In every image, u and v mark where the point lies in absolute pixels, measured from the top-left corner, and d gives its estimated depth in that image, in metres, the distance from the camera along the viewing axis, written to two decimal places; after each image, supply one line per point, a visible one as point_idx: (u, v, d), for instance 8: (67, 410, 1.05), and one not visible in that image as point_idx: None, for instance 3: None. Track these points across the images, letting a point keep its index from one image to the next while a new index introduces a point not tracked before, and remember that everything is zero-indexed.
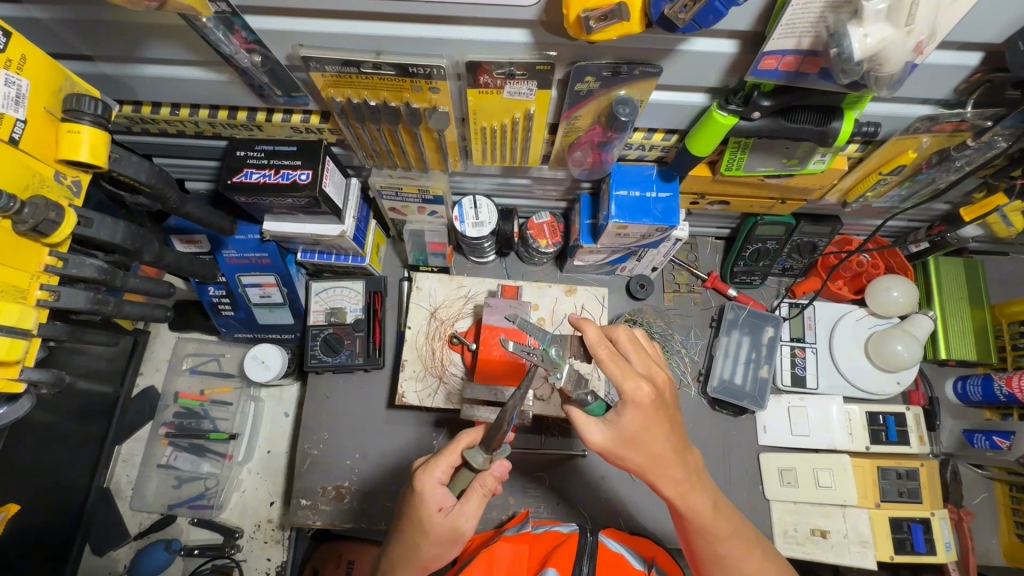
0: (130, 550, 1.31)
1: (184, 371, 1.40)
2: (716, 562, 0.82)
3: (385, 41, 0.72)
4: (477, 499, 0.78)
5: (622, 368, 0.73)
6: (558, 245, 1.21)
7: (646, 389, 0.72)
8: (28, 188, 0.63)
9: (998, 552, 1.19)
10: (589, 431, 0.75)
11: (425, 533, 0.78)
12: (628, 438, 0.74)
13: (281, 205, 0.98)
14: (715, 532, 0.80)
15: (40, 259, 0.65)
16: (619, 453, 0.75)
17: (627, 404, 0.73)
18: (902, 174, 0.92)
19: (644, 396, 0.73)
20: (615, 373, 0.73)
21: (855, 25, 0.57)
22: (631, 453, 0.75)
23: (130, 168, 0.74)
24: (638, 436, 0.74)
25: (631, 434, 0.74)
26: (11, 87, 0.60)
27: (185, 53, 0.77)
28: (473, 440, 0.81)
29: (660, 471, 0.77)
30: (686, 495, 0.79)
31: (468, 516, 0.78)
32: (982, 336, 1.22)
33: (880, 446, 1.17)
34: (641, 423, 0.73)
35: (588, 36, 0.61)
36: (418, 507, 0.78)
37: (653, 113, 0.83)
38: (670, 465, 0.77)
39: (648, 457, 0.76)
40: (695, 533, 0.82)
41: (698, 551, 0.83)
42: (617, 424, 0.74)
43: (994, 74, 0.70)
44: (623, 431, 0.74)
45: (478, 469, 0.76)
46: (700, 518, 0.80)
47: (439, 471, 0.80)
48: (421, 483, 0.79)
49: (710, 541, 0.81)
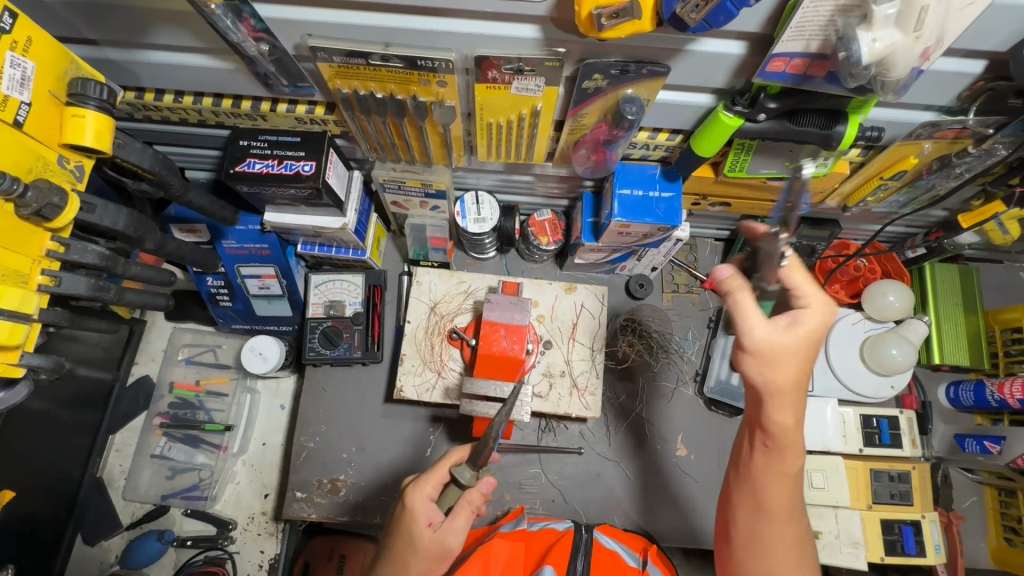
0: (122, 541, 1.30)
1: (180, 362, 1.39)
2: (758, 512, 0.76)
3: (394, 33, 0.72)
4: (466, 516, 0.79)
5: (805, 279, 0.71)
6: (559, 243, 1.21)
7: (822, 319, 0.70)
8: (31, 172, 0.62)
9: (986, 554, 1.22)
10: (753, 329, 0.70)
11: (415, 548, 0.77)
12: (788, 353, 0.69)
13: (283, 196, 0.97)
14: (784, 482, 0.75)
15: (42, 244, 0.65)
16: (768, 360, 0.70)
17: (807, 312, 0.70)
18: (902, 179, 0.93)
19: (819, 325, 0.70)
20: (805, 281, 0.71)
21: (864, 30, 0.57)
22: (787, 366, 0.70)
23: (133, 154, 0.74)
24: (779, 358, 0.69)
25: (775, 353, 0.69)
26: (16, 69, 0.60)
27: (191, 40, 0.76)
28: (462, 456, 0.83)
29: (777, 404, 0.72)
30: (793, 435, 0.73)
31: (457, 532, 0.78)
32: (975, 341, 1.23)
33: (873, 448, 1.19)
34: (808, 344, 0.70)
35: (599, 34, 0.61)
36: (408, 524, 0.78)
37: (659, 112, 0.84)
38: (787, 402, 0.71)
39: (789, 380, 0.70)
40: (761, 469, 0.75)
41: (740, 493, 0.78)
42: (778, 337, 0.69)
43: (997, 83, 0.70)
44: (777, 344, 0.69)
45: (465, 485, 0.78)
46: (789, 462, 0.74)
47: (428, 487, 0.80)
48: (410, 500, 0.80)
49: (770, 488, 0.75)
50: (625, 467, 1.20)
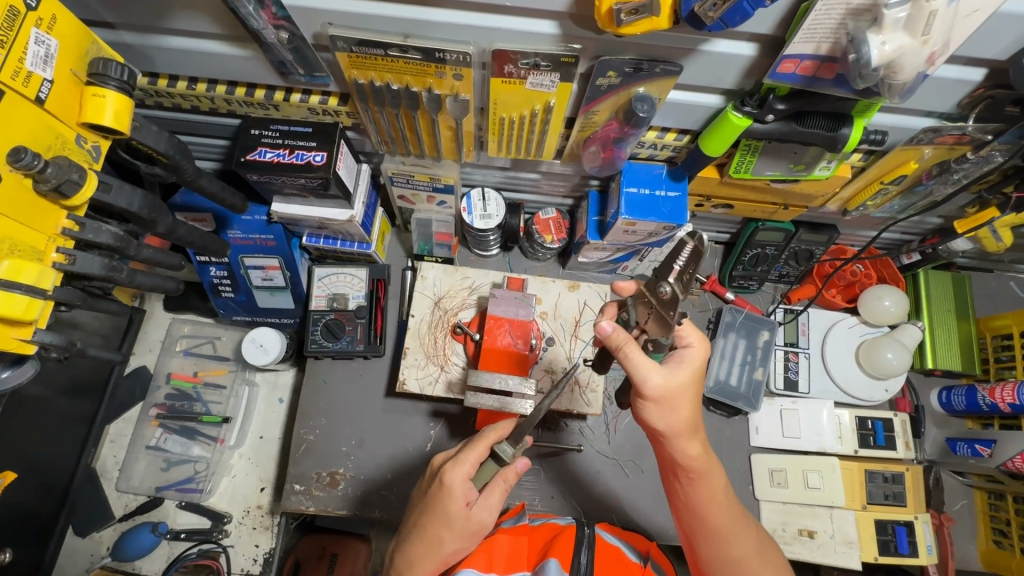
0: (114, 533, 1.28)
1: (178, 353, 1.38)
2: (717, 533, 0.80)
3: (414, 25, 0.73)
4: (500, 493, 0.81)
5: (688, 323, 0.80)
6: (563, 241, 1.22)
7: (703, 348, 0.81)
8: (49, 149, 0.62)
9: (975, 558, 1.24)
10: (650, 376, 0.74)
11: (452, 525, 0.79)
12: (678, 387, 0.76)
13: (292, 185, 0.98)
14: (724, 499, 0.81)
15: (58, 221, 0.65)
16: (671, 402, 0.76)
17: (689, 350, 0.78)
18: (901, 184, 0.95)
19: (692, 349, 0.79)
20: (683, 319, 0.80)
21: (874, 33, 0.59)
22: (680, 406, 0.77)
23: (149, 137, 0.74)
24: (688, 389, 0.77)
25: (683, 384, 0.76)
26: (41, 46, 0.60)
27: (211, 26, 0.77)
28: (502, 434, 0.83)
29: (684, 440, 0.79)
30: (702, 463, 0.80)
31: (491, 508, 0.81)
32: (967, 346, 1.26)
33: (868, 450, 1.20)
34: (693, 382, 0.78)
35: (617, 30, 0.63)
36: (446, 502, 0.78)
37: (669, 112, 0.85)
38: (693, 432, 0.79)
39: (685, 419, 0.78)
40: (697, 500, 0.81)
41: (699, 520, 0.81)
42: (675, 370, 0.76)
43: (996, 90, 0.73)
44: (677, 377, 0.76)
45: (503, 461, 0.81)
46: (714, 483, 0.81)
47: (467, 465, 0.80)
48: (450, 480, 0.79)
49: (714, 510, 0.80)
50: (623, 465, 1.22)
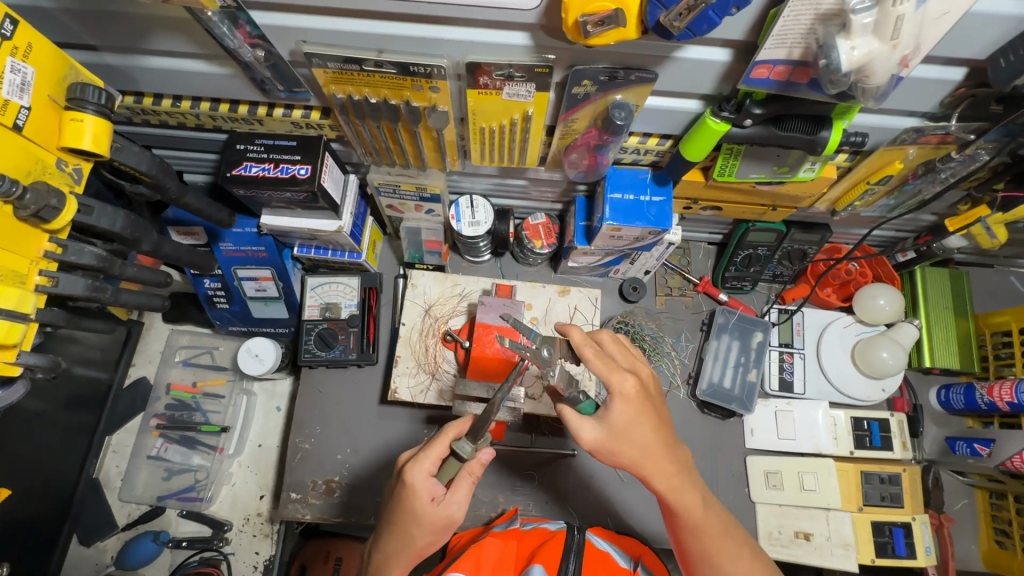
0: (117, 541, 1.30)
1: (177, 363, 1.40)
2: (706, 561, 0.82)
3: (387, 40, 0.73)
4: (467, 486, 0.80)
5: (607, 364, 0.78)
6: (552, 246, 1.22)
7: (632, 381, 0.78)
8: (30, 175, 0.64)
9: (977, 558, 1.22)
10: (582, 430, 0.78)
11: (420, 521, 0.78)
12: (617, 435, 0.77)
13: (279, 199, 0.99)
14: (705, 528, 0.81)
15: (40, 245, 0.66)
16: (611, 449, 0.78)
17: (615, 400, 0.77)
18: (889, 184, 0.94)
19: (630, 387, 0.78)
20: (602, 370, 0.78)
21: (842, 38, 0.59)
22: (621, 448, 0.78)
23: (131, 157, 0.75)
24: (627, 429, 0.78)
25: (619, 428, 0.77)
26: (17, 74, 0.61)
27: (190, 46, 0.78)
28: (460, 431, 0.82)
29: (651, 468, 0.79)
30: (678, 491, 0.80)
31: (459, 503, 0.79)
32: (965, 344, 1.24)
33: (864, 450, 1.19)
34: (629, 419, 0.77)
35: (585, 41, 0.63)
36: (410, 500, 0.79)
37: (648, 118, 0.85)
38: (659, 460, 0.79)
39: (641, 451, 0.78)
40: (684, 529, 0.82)
41: (687, 548, 0.84)
42: (607, 419, 0.78)
43: (977, 89, 0.72)
44: (611, 425, 0.78)
45: (465, 458, 0.79)
46: (693, 512, 0.81)
47: (428, 463, 0.80)
48: (411, 477, 0.79)
49: (698, 539, 0.82)
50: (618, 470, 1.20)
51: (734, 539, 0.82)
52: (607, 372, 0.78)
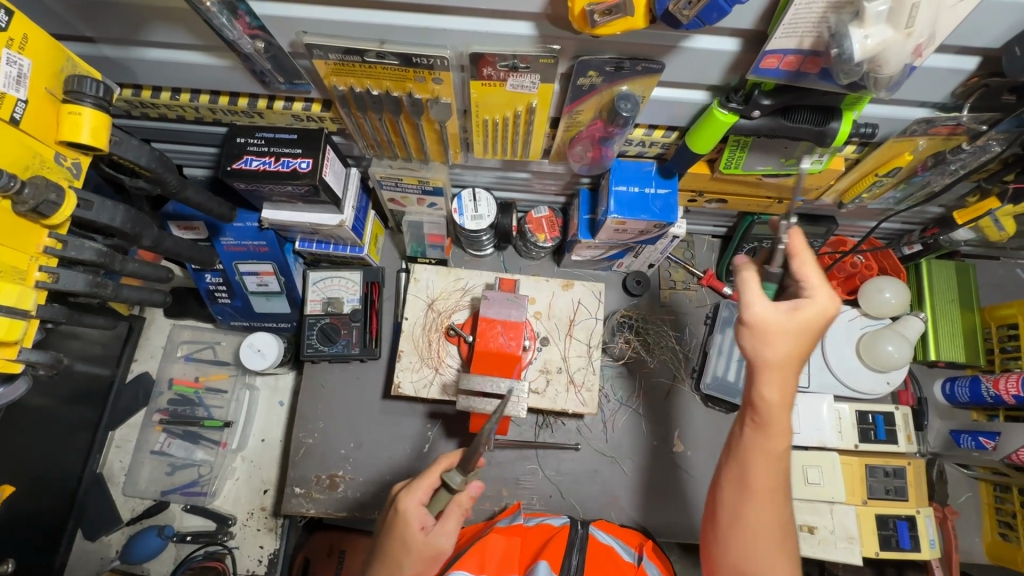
0: (122, 536, 1.31)
1: (179, 358, 1.40)
2: (732, 523, 0.74)
3: (389, 30, 0.72)
4: (456, 518, 0.80)
5: (814, 266, 0.73)
6: (556, 240, 1.21)
7: (836, 303, 0.71)
8: (28, 169, 0.63)
9: (981, 550, 1.22)
10: (755, 303, 0.71)
11: (409, 549, 0.77)
12: (791, 330, 0.70)
13: (279, 193, 0.98)
14: (777, 459, 0.73)
15: (39, 240, 0.65)
16: (763, 336, 0.71)
17: (808, 301, 0.71)
18: (897, 176, 0.92)
19: (777, 320, 0.70)
20: (816, 276, 0.73)
21: (856, 27, 0.57)
22: (779, 341, 0.70)
23: (130, 152, 0.74)
24: (792, 335, 0.70)
25: (800, 324, 0.70)
26: (12, 67, 0.60)
27: (189, 37, 0.77)
28: (451, 463, 0.84)
29: (766, 377, 0.72)
30: (779, 415, 0.72)
31: (448, 534, 0.79)
32: (970, 337, 1.24)
33: (869, 444, 1.19)
34: (813, 328, 0.71)
35: (592, 31, 0.62)
36: (402, 527, 0.78)
37: (654, 109, 0.84)
38: (778, 365, 0.71)
39: (783, 355, 0.70)
40: (740, 453, 0.75)
41: (730, 472, 0.76)
42: (789, 310, 0.71)
43: (990, 79, 0.71)
44: (790, 317, 0.70)
45: (455, 489, 0.78)
46: (778, 440, 0.73)
47: (419, 492, 0.81)
48: (404, 505, 0.80)
49: (742, 498, 0.74)
50: (623, 463, 1.20)
51: (778, 509, 0.73)
52: (819, 283, 0.72)
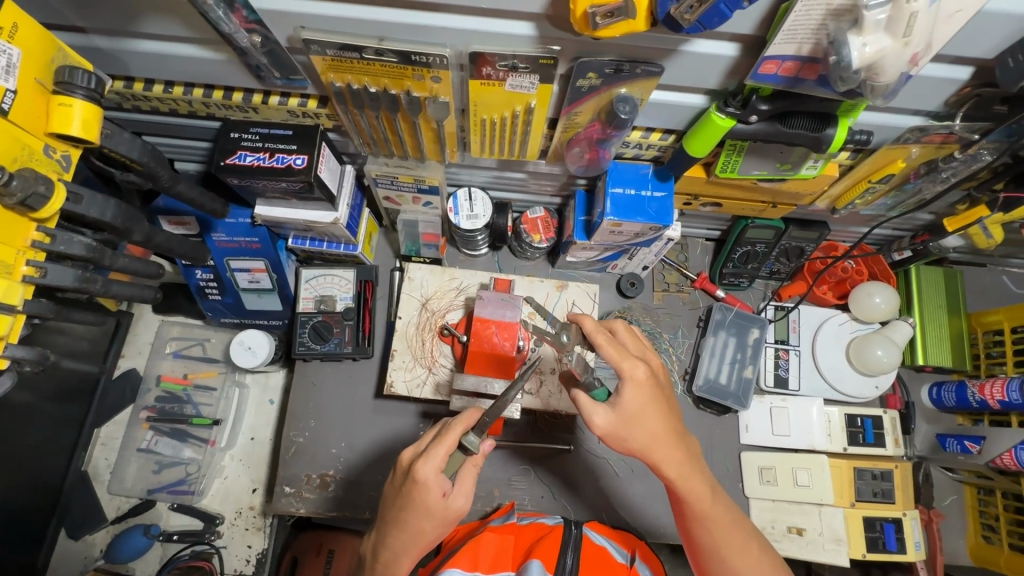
0: (107, 535, 1.28)
1: (167, 355, 1.38)
2: (714, 551, 0.81)
3: (388, 28, 0.71)
4: (473, 478, 0.81)
5: (619, 350, 0.79)
6: (551, 240, 1.21)
7: (643, 369, 0.78)
8: (16, 161, 0.62)
9: (965, 552, 1.24)
10: (595, 414, 0.77)
11: (432, 516, 0.77)
12: (629, 421, 0.77)
13: (273, 189, 0.96)
14: (713, 518, 0.80)
15: (27, 234, 0.64)
16: (622, 436, 0.77)
17: (627, 387, 0.77)
18: (890, 183, 0.94)
19: (642, 374, 0.78)
20: (613, 356, 0.79)
21: (855, 34, 0.58)
22: (634, 428, 0.77)
23: (122, 145, 0.73)
24: (639, 417, 0.77)
25: (632, 415, 0.77)
26: (3, 56, 0.59)
27: (184, 30, 0.75)
28: (467, 424, 0.81)
29: (661, 449, 0.78)
30: (687, 472, 0.80)
31: (467, 494, 0.80)
32: (958, 342, 1.25)
33: (857, 447, 1.21)
34: (640, 402, 0.77)
35: (593, 32, 0.62)
36: (423, 496, 0.77)
37: (652, 112, 0.84)
38: (668, 446, 0.79)
39: (646, 439, 0.78)
40: (693, 521, 0.81)
41: (696, 540, 0.82)
42: (620, 406, 0.77)
43: (983, 89, 0.72)
44: (623, 412, 0.77)
45: (472, 451, 0.80)
46: (701, 502, 0.80)
47: (438, 459, 0.78)
48: (424, 474, 0.77)
49: (708, 531, 0.81)
50: (616, 463, 1.20)
51: (747, 545, 0.81)
52: (618, 356, 0.78)
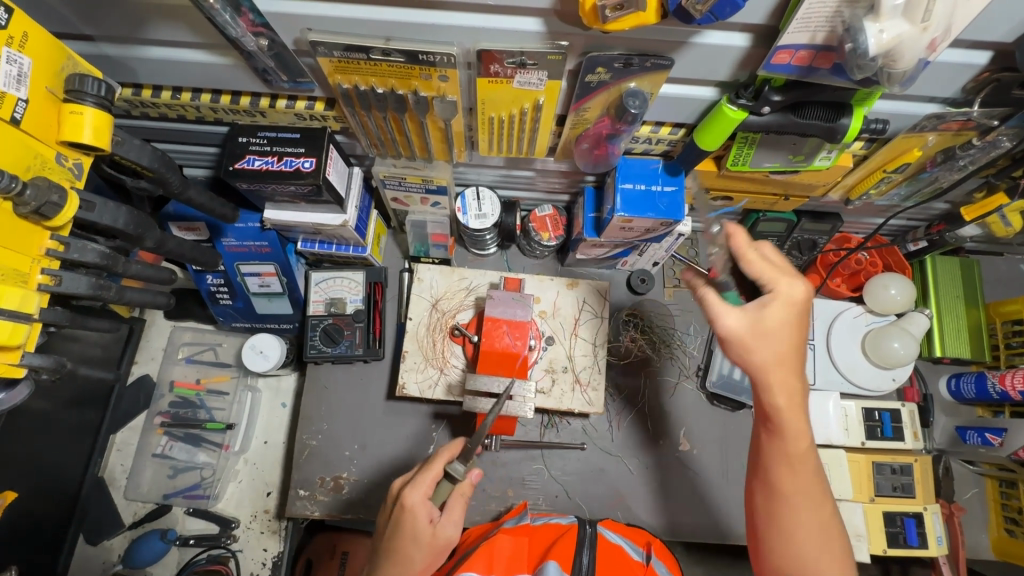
0: (124, 540, 1.29)
1: (179, 361, 1.38)
2: (782, 498, 0.75)
3: (395, 27, 0.71)
4: (462, 506, 0.82)
5: (778, 269, 0.71)
6: (560, 238, 1.20)
7: (802, 290, 0.70)
8: (29, 170, 0.62)
9: (987, 546, 1.22)
10: (726, 317, 0.72)
11: (420, 543, 0.77)
12: (761, 333, 0.70)
13: (283, 193, 0.96)
14: (802, 464, 0.74)
15: (41, 243, 0.65)
16: (747, 346, 0.71)
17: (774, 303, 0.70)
18: (905, 172, 0.93)
19: (800, 294, 0.70)
20: (766, 271, 0.72)
21: (871, 21, 0.57)
22: (759, 346, 0.71)
23: (132, 152, 0.74)
24: (774, 332, 0.70)
25: (768, 328, 0.70)
26: (13, 65, 0.59)
27: (191, 36, 0.76)
28: (452, 453, 0.84)
29: (779, 377, 0.71)
30: (791, 415, 0.72)
31: (456, 523, 0.80)
32: (976, 333, 1.23)
33: (875, 441, 1.19)
34: (783, 323, 0.70)
35: (603, 26, 0.61)
36: (411, 522, 0.77)
37: (662, 106, 0.83)
38: (791, 373, 0.71)
39: (773, 356, 0.71)
40: (773, 462, 0.75)
41: (763, 481, 0.77)
42: (757, 316, 0.71)
43: (1002, 74, 0.70)
44: (761, 322, 0.70)
45: (458, 479, 0.81)
46: (795, 446, 0.73)
47: (425, 485, 0.80)
48: (411, 501, 0.78)
49: (789, 475, 0.74)
50: (629, 462, 1.19)
51: (821, 516, 0.74)
52: (773, 274, 0.71)
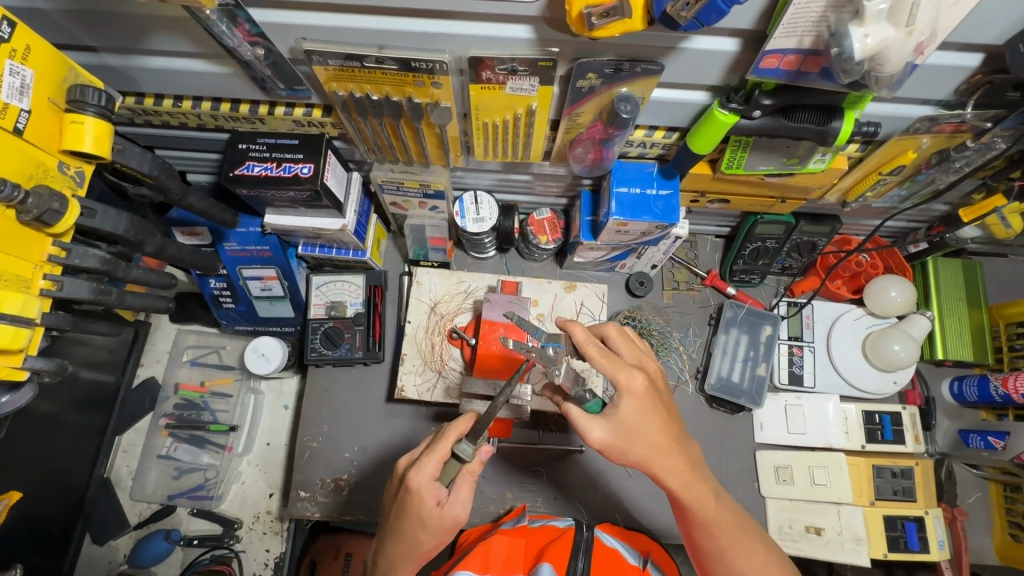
0: (130, 539, 1.31)
1: (184, 363, 1.40)
2: (720, 557, 0.79)
3: (387, 36, 0.72)
4: (469, 486, 0.80)
5: (613, 360, 0.76)
6: (558, 242, 1.21)
7: (640, 379, 0.76)
8: (31, 178, 0.64)
9: (991, 551, 1.21)
10: (592, 430, 0.76)
11: (427, 525, 0.77)
12: (625, 430, 0.76)
13: (282, 198, 0.98)
14: (716, 523, 0.79)
15: (43, 249, 0.67)
16: (621, 448, 0.76)
17: (623, 396, 0.76)
18: (901, 174, 0.93)
19: (638, 384, 0.76)
20: (608, 367, 0.76)
21: (856, 25, 0.57)
22: (636, 441, 0.76)
23: (133, 159, 0.75)
24: (636, 426, 0.76)
25: (629, 424, 0.75)
26: (15, 77, 0.61)
27: (191, 46, 0.77)
28: (462, 431, 0.80)
29: (665, 456, 0.77)
30: (689, 489, 0.78)
31: (464, 503, 0.79)
32: (979, 335, 1.22)
33: (876, 444, 1.18)
34: (637, 412, 0.76)
35: (590, 33, 0.62)
36: (417, 506, 0.77)
37: (655, 110, 0.83)
38: (671, 454, 0.77)
39: (651, 447, 0.76)
40: (696, 526, 0.80)
41: (698, 545, 0.81)
42: (616, 417, 0.76)
43: (994, 76, 0.70)
44: (620, 422, 0.75)
45: (467, 459, 0.78)
46: (704, 511, 0.79)
47: (430, 467, 0.77)
48: (417, 484, 0.77)
49: (711, 534, 0.79)
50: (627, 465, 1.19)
51: (762, 561, 0.78)
52: (614, 368, 0.76)
